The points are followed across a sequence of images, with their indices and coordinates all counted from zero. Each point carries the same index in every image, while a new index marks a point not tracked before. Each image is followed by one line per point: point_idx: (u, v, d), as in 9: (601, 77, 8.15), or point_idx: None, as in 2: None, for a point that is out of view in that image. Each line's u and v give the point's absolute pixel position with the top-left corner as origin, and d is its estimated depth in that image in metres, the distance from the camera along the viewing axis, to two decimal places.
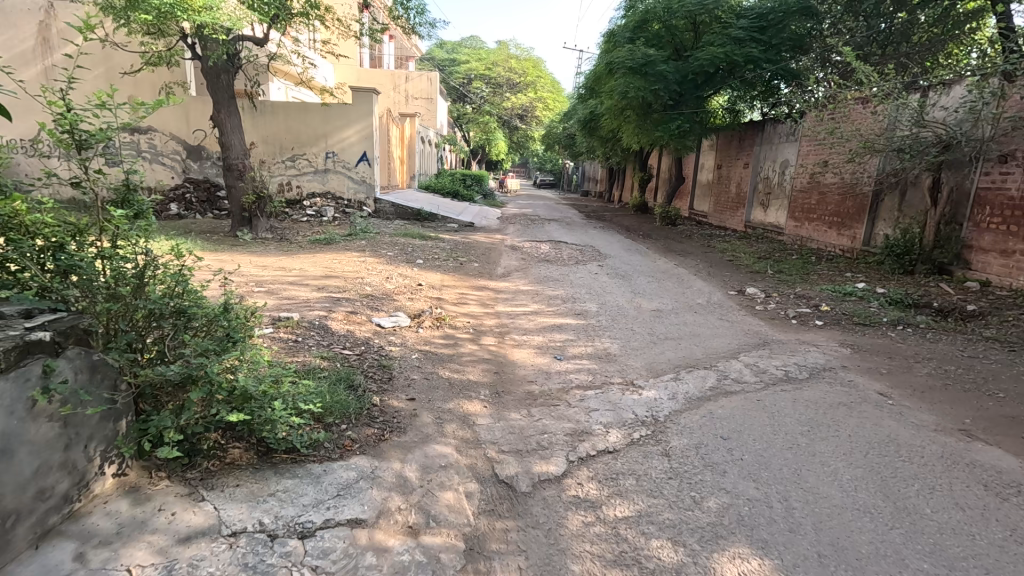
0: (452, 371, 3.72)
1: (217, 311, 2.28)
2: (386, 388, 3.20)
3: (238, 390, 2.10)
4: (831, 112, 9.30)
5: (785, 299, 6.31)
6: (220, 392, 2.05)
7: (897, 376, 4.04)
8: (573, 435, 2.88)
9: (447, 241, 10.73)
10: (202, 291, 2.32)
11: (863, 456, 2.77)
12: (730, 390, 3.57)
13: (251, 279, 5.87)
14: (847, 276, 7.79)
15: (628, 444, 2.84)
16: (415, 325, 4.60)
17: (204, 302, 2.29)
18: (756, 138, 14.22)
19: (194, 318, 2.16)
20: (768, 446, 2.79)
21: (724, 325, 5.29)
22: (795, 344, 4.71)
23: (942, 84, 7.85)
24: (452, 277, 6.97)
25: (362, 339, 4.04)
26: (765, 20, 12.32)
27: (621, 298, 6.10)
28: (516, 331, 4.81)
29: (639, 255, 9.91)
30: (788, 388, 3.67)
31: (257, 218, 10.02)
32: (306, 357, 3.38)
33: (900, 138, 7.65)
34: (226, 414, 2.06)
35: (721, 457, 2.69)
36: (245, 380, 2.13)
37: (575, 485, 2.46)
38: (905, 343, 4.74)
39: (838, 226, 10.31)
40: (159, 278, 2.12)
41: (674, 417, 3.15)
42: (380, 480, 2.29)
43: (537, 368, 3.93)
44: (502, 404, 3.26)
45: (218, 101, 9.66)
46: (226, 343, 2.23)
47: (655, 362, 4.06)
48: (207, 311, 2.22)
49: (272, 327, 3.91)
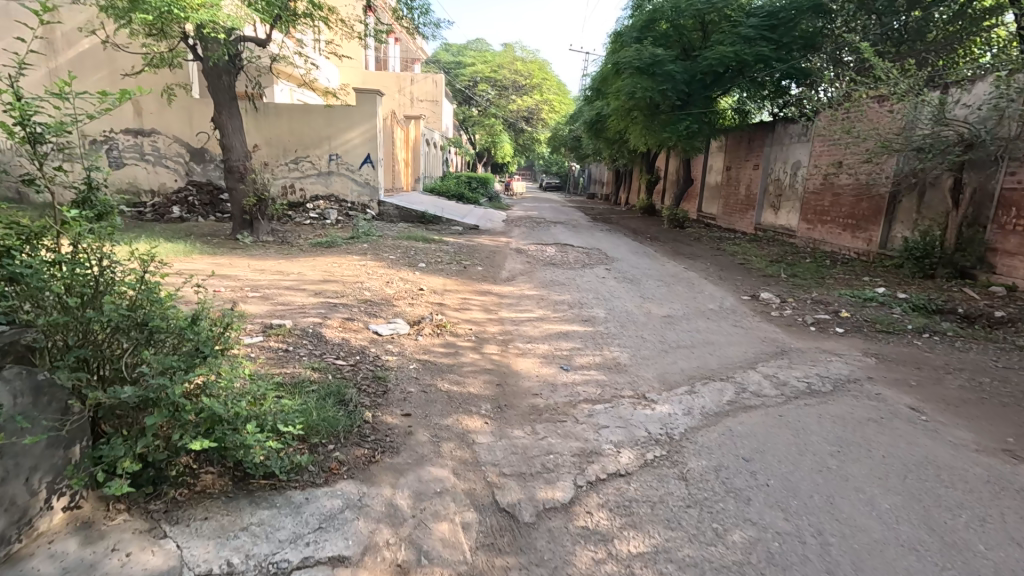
0: (451, 382, 3.50)
1: (188, 323, 2.08)
2: (380, 402, 2.98)
3: (206, 413, 1.89)
4: (846, 111, 9.01)
5: (802, 304, 6.05)
6: (184, 415, 1.83)
7: (928, 389, 3.77)
8: (581, 456, 2.65)
9: (451, 243, 10.53)
10: (173, 300, 2.12)
11: (901, 481, 2.51)
12: (749, 405, 3.33)
13: (247, 283, 5.68)
14: (865, 280, 7.51)
15: (641, 466, 2.60)
16: (414, 332, 4.38)
17: (174, 313, 2.09)
18: (766, 139, 13.94)
19: (159, 332, 1.96)
20: (794, 470, 2.55)
21: (739, 333, 5.03)
22: (816, 354, 4.45)
23: (964, 81, 7.57)
24: (454, 281, 6.76)
25: (357, 348, 3.82)
26: (776, 19, 12.00)
27: (630, 304, 5.86)
28: (520, 339, 4.58)
29: (647, 259, 9.66)
30: (811, 402, 3.42)
31: (258, 221, 9.86)
32: (294, 369, 3.17)
33: (920, 137, 7.37)
34: (190, 439, 1.83)
35: (744, 481, 2.46)
36: (214, 401, 1.91)
37: (583, 514, 2.23)
38: (933, 353, 4.47)
39: (853, 228, 10.02)
40: (122, 287, 1.91)
41: (690, 435, 2.91)
42: (367, 510, 2.07)
43: (542, 379, 3.70)
44: (504, 420, 3.03)
45: (219, 102, 9.51)
46: (195, 358, 2.02)
47: (668, 373, 3.82)
48: (175, 323, 2.01)
49: (262, 336, 3.70)
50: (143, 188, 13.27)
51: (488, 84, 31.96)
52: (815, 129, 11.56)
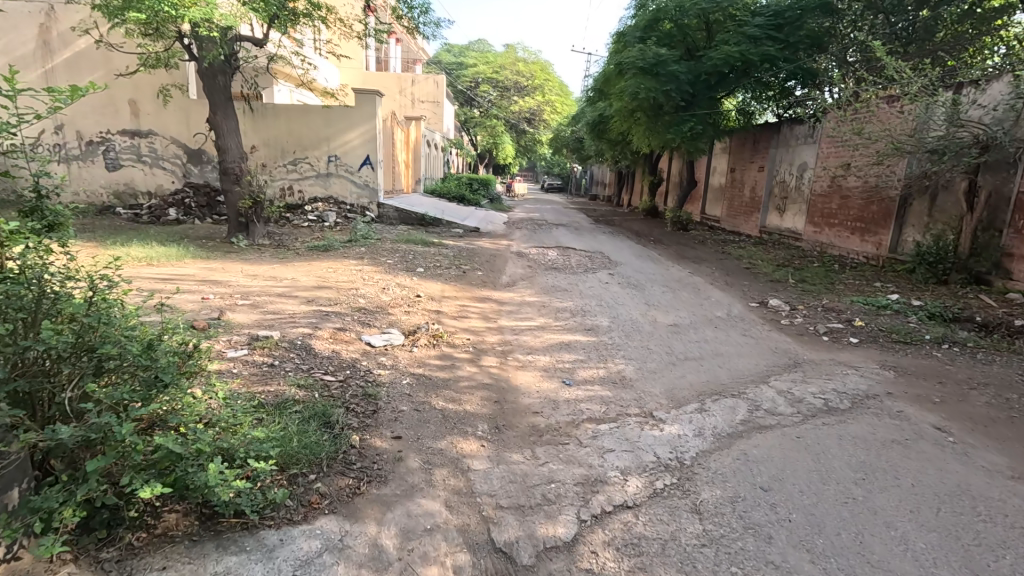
0: (447, 399, 3.29)
1: (145, 349, 1.91)
2: (368, 424, 2.78)
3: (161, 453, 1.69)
4: (855, 112, 8.79)
5: (813, 311, 5.84)
6: (134, 456, 1.64)
7: (953, 407, 3.55)
8: (584, 485, 2.44)
9: (450, 246, 10.34)
10: (130, 323, 1.99)
11: (934, 514, 2.30)
12: (764, 424, 3.11)
13: (239, 290, 5.50)
14: (876, 286, 7.29)
15: (650, 496, 2.39)
16: (409, 343, 4.18)
17: (131, 337, 1.94)
18: (771, 140, 13.71)
19: (111, 360, 1.80)
20: (817, 502, 2.34)
21: (749, 343, 4.82)
22: (830, 367, 4.24)
23: (978, 81, 7.34)
24: (453, 287, 6.56)
25: (347, 362, 3.62)
26: (782, 18, 11.80)
27: (635, 311, 5.65)
28: (520, 350, 4.38)
29: (651, 263, 9.46)
30: (829, 422, 3.21)
31: (254, 224, 9.65)
32: (278, 387, 2.97)
33: (933, 139, 7.15)
34: (141, 484, 1.64)
35: (763, 515, 2.25)
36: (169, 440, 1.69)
37: (588, 555, 2.02)
38: (954, 366, 4.25)
39: (861, 232, 9.80)
40: (69, 310, 1.76)
41: (702, 460, 2.70)
42: (348, 553, 1.88)
43: (543, 395, 3.49)
44: (502, 443, 2.83)
45: (214, 103, 9.32)
46: (153, 388, 1.84)
47: (676, 388, 3.61)
48: (129, 350, 1.84)
49: (248, 349, 3.51)
50: (140, 190, 13.12)
51: (489, 85, 31.80)
52: (823, 130, 11.33)
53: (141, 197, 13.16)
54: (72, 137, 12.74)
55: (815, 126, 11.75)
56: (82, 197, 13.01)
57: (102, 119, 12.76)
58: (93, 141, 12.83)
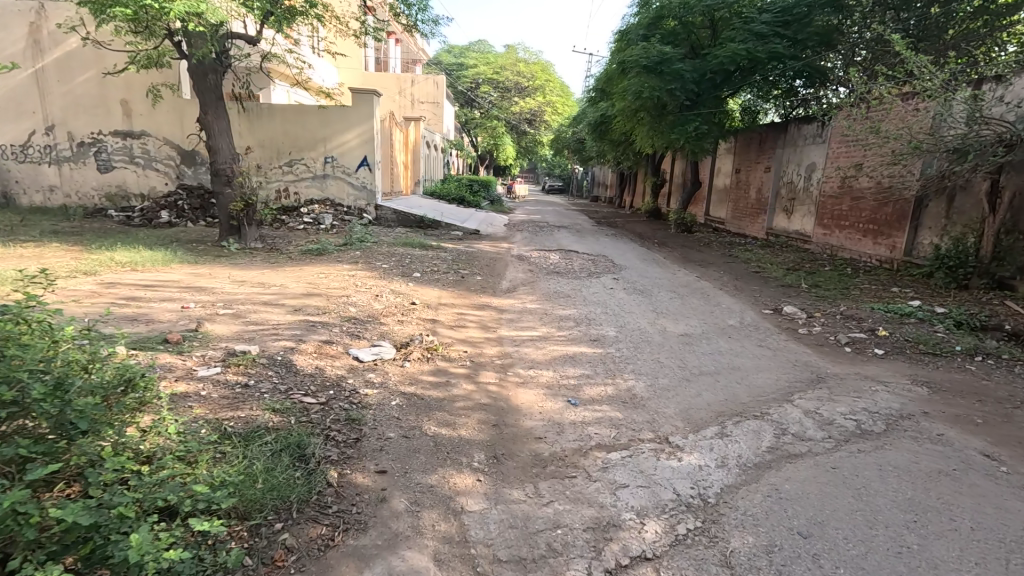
0: (441, 423, 2.97)
1: (52, 388, 1.67)
2: (349, 456, 2.46)
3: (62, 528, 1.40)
4: (869, 110, 8.45)
5: (831, 319, 5.50)
6: (27, 533, 1.37)
7: (998, 429, 3.22)
8: (595, 531, 2.11)
9: (449, 249, 10.02)
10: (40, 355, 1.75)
11: (1003, 568, 1.98)
12: (792, 452, 2.79)
13: (223, 298, 5.19)
14: (894, 291, 6.96)
15: (672, 544, 2.07)
16: (400, 357, 3.86)
17: (39, 373, 1.70)
18: (778, 140, 13.38)
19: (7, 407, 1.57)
20: (866, 552, 2.02)
21: (766, 355, 4.49)
22: (857, 382, 3.91)
23: (1000, 77, 7.00)
24: (450, 293, 6.25)
25: (332, 380, 3.31)
26: (789, 14, 11.48)
27: (643, 320, 5.34)
28: (521, 364, 4.06)
29: (657, 267, 9.13)
30: (865, 448, 2.88)
31: (246, 227, 9.33)
32: (250, 412, 2.66)
33: (953, 139, 6.82)
34: (32, 571, 1.35)
35: (806, 571, 1.93)
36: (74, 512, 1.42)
37: None
38: (991, 382, 3.92)
39: (874, 234, 9.49)
40: None
41: (728, 497, 2.38)
42: None
43: (546, 417, 3.17)
44: (501, 476, 2.50)
45: (204, 102, 9.02)
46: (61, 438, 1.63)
47: (692, 409, 3.28)
48: (31, 391, 1.61)
49: (222, 367, 3.19)
50: (133, 193, 12.86)
51: (490, 86, 31.57)
52: (832, 130, 11.01)
53: (134, 199, 12.90)
54: (63, 138, 12.56)
55: (824, 126, 11.44)
56: (75, 200, 12.81)
57: (94, 120, 12.54)
58: (85, 142, 12.63)
